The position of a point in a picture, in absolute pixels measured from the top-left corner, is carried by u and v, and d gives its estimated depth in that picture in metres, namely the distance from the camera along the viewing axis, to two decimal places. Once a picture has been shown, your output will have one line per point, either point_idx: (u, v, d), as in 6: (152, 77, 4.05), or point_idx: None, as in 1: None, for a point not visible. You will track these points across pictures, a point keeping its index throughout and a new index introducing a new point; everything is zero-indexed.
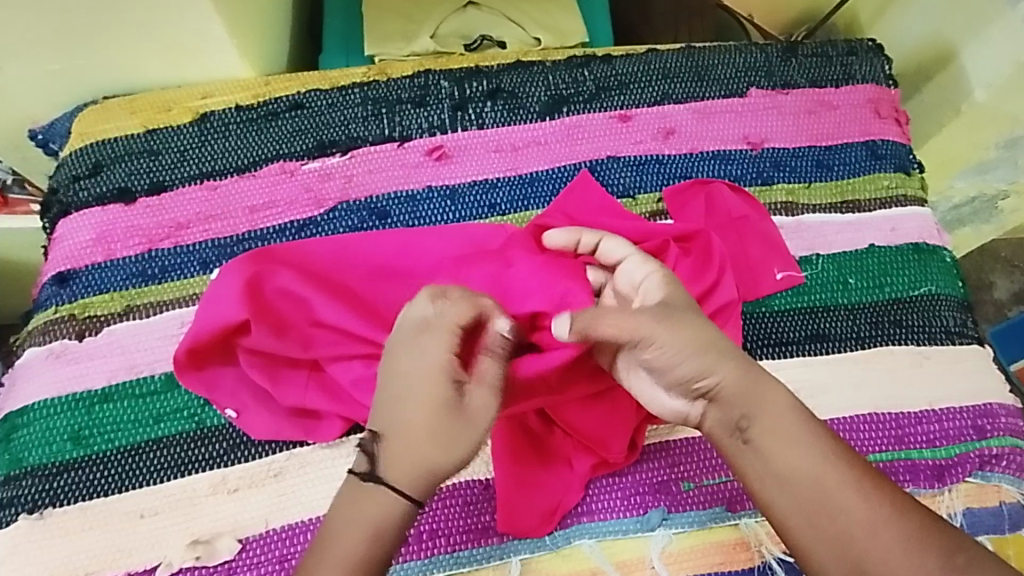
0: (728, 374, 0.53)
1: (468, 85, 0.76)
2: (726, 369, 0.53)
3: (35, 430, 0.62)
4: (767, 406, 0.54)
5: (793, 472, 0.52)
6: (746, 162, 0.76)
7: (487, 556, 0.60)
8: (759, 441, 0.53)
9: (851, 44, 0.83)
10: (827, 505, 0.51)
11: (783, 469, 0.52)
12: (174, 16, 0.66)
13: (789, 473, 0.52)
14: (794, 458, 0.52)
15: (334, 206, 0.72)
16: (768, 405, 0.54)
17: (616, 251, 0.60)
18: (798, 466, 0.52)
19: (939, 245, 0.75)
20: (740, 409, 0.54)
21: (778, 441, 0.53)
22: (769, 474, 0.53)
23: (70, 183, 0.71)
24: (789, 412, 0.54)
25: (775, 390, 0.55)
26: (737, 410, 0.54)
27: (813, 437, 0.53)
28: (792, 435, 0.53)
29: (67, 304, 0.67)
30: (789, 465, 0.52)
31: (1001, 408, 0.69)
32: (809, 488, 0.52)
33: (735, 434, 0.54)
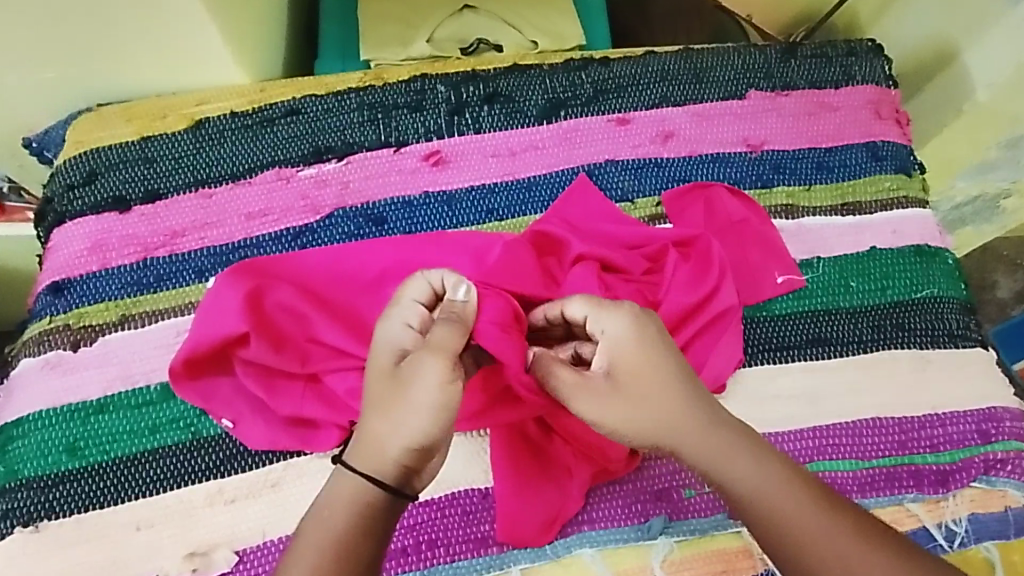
0: (685, 444, 0.52)
1: (464, 90, 0.76)
2: (683, 438, 0.52)
3: (30, 441, 0.62)
4: (727, 461, 0.51)
5: (771, 536, 0.50)
6: (746, 164, 0.76)
7: (487, 565, 0.59)
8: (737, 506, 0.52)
9: (851, 45, 0.82)
10: (815, 569, 0.49)
11: (764, 535, 0.51)
12: (168, 22, 0.65)
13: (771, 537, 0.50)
14: (772, 522, 0.50)
15: (330, 213, 0.71)
16: (735, 473, 0.51)
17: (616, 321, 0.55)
18: (777, 531, 0.50)
19: (941, 247, 0.74)
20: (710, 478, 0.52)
21: (751, 508, 0.51)
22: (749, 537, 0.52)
23: (64, 192, 0.70)
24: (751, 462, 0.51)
25: (742, 452, 0.52)
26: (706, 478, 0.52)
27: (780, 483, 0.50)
28: (766, 495, 0.51)
29: (62, 314, 0.66)
30: (768, 530, 0.50)
31: (1005, 412, 0.68)
32: (792, 550, 0.50)
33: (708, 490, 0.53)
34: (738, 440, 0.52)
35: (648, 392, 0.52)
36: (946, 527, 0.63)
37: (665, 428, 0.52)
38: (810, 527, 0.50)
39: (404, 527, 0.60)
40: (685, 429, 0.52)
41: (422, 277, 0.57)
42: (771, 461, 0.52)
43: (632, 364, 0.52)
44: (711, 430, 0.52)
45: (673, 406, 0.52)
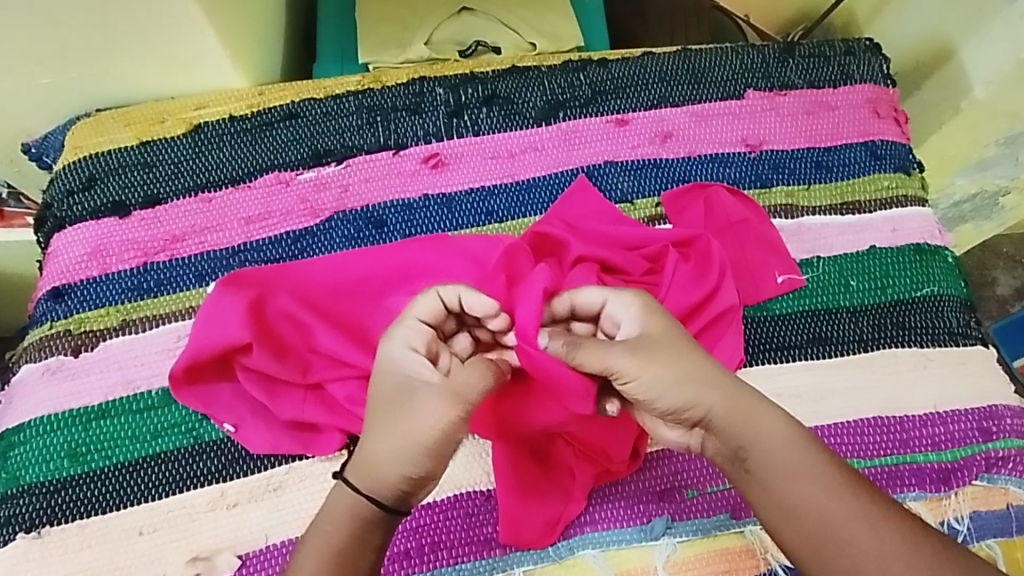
0: (716, 403, 0.52)
1: (463, 92, 0.76)
2: (714, 396, 0.52)
3: (31, 448, 0.62)
4: (757, 430, 0.52)
5: (794, 494, 0.51)
6: (745, 164, 0.76)
7: (490, 567, 0.59)
8: (758, 469, 0.52)
9: (849, 44, 0.82)
10: (823, 537, 0.51)
11: (786, 494, 0.51)
12: (166, 27, 0.65)
13: (792, 496, 0.51)
14: (795, 480, 0.51)
15: (330, 216, 0.71)
16: (764, 432, 0.52)
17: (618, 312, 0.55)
18: (798, 488, 0.51)
19: (940, 245, 0.75)
20: (737, 439, 0.52)
21: (777, 469, 0.52)
22: (765, 501, 0.52)
23: (64, 197, 0.70)
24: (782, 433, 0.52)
25: (768, 412, 0.53)
26: (731, 439, 0.52)
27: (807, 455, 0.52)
28: (790, 455, 0.52)
29: (62, 319, 0.66)
30: (791, 489, 0.51)
31: (1006, 410, 0.68)
32: (812, 507, 0.51)
33: (735, 463, 0.53)
34: (763, 401, 0.53)
35: (682, 351, 0.53)
36: (948, 525, 0.63)
37: (698, 385, 0.52)
38: (830, 485, 0.51)
39: (407, 530, 0.60)
40: (720, 395, 0.52)
41: (433, 293, 0.55)
42: (793, 422, 0.53)
43: (664, 328, 0.54)
44: (738, 391, 0.53)
45: (705, 375, 0.52)
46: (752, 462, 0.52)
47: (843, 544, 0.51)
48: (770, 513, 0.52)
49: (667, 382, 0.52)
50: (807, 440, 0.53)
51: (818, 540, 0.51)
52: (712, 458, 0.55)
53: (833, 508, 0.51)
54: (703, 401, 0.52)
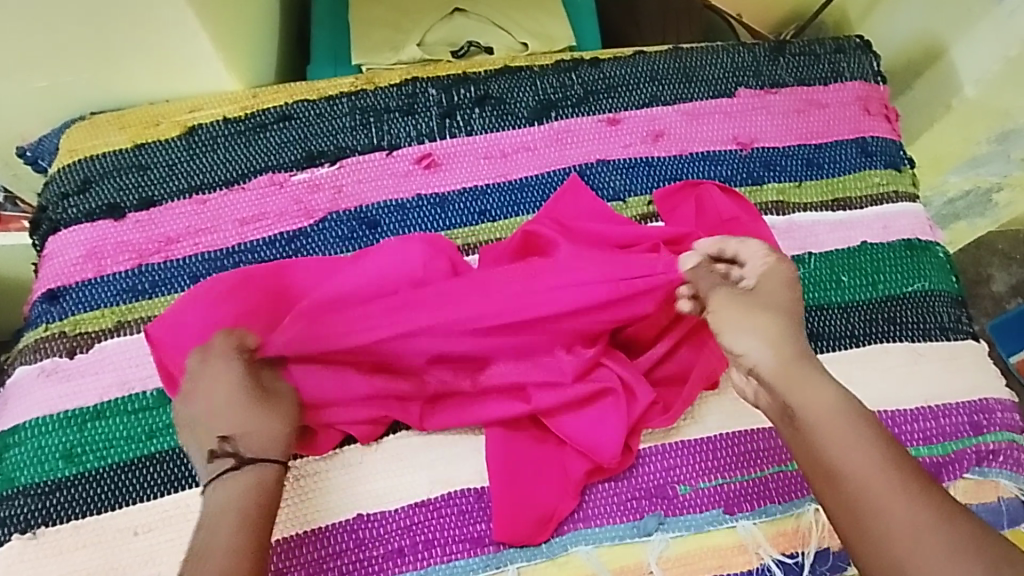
0: (769, 361, 0.56)
1: (456, 93, 0.76)
2: (772, 353, 0.56)
3: (27, 449, 0.62)
4: (809, 393, 0.55)
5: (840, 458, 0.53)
6: (736, 162, 0.76)
7: (483, 565, 0.60)
8: (810, 427, 0.54)
9: (839, 42, 0.83)
10: (870, 510, 0.51)
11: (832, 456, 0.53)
12: (160, 31, 0.66)
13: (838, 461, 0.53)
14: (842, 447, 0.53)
15: (323, 217, 0.72)
16: (815, 396, 0.55)
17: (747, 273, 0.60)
18: (844, 455, 0.53)
19: (931, 241, 0.75)
20: (790, 396, 0.55)
21: (825, 432, 0.53)
22: (811, 459, 0.54)
23: (59, 200, 0.71)
24: (837, 403, 0.55)
25: (825, 381, 0.56)
26: (783, 398, 0.55)
27: (858, 428, 0.53)
28: (840, 422, 0.54)
29: (57, 321, 0.66)
30: (837, 453, 0.53)
31: (997, 404, 0.68)
32: (856, 474, 0.52)
33: (786, 419, 0.55)
34: (821, 370, 0.56)
35: (765, 309, 0.57)
36: None
37: (762, 342, 0.56)
38: (876, 457, 0.53)
39: (400, 529, 0.60)
40: (773, 354, 0.56)
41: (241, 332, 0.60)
42: (848, 397, 0.55)
43: (767, 287, 0.59)
44: (799, 358, 0.56)
45: (766, 334, 0.56)
46: (802, 421, 0.54)
47: (883, 517, 0.51)
48: (814, 471, 0.54)
49: (743, 327, 0.56)
50: (858, 416, 0.54)
51: (856, 508, 0.52)
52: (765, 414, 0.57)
53: (876, 482, 0.52)
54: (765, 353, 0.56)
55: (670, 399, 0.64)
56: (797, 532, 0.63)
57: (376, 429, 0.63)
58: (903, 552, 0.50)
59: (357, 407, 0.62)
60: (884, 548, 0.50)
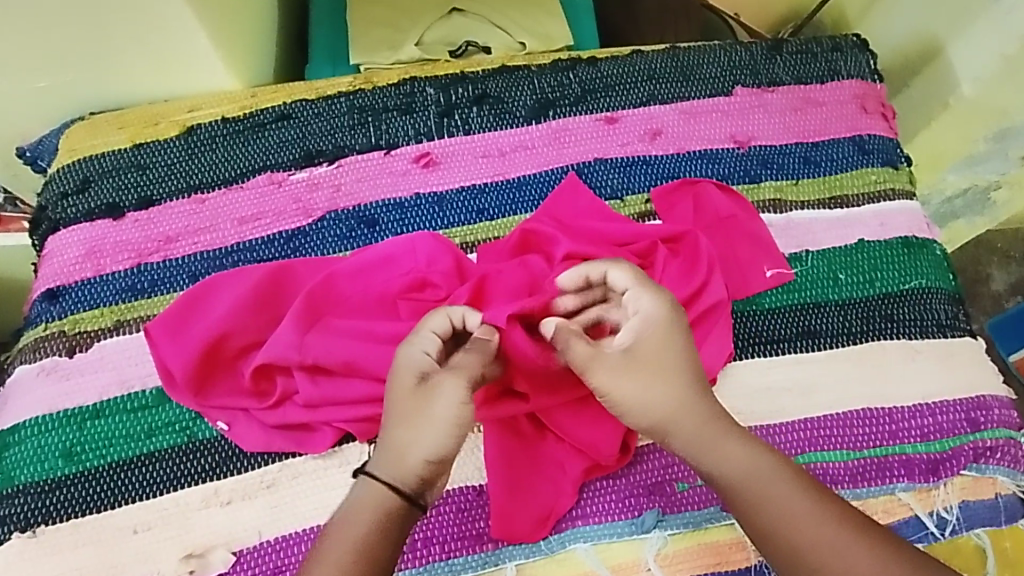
0: (679, 424, 0.55)
1: (454, 92, 0.76)
2: (683, 417, 0.55)
3: (27, 447, 0.62)
4: (723, 450, 0.55)
5: (767, 513, 0.53)
6: (734, 161, 0.76)
7: (482, 562, 0.60)
8: (732, 488, 0.54)
9: (836, 41, 0.83)
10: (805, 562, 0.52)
11: (759, 513, 0.53)
12: (158, 31, 0.66)
13: (766, 517, 0.53)
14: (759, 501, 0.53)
15: (322, 216, 0.72)
16: (729, 457, 0.55)
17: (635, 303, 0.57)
18: (772, 509, 0.53)
19: (928, 238, 0.75)
20: (706, 458, 0.55)
21: (742, 490, 0.54)
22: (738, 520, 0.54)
23: (58, 200, 0.71)
24: (751, 453, 0.55)
25: (739, 437, 0.56)
26: (697, 459, 0.55)
27: (776, 478, 0.54)
28: (760, 478, 0.54)
29: (57, 320, 0.67)
30: (763, 510, 0.53)
31: (994, 400, 0.68)
32: (785, 524, 0.53)
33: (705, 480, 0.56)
34: (733, 430, 0.56)
35: (665, 371, 0.55)
36: (936, 515, 0.64)
37: (668, 408, 0.55)
38: (802, 503, 0.53)
39: None
40: (684, 416, 0.55)
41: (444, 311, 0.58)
42: (762, 449, 0.55)
43: (655, 339, 0.56)
44: (709, 417, 0.56)
45: (670, 397, 0.55)
46: (725, 482, 0.54)
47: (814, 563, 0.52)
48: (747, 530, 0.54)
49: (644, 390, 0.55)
50: (775, 465, 0.54)
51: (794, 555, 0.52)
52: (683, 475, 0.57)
53: (806, 529, 0.52)
54: (674, 416, 0.55)
55: None
56: None
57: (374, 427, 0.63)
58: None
59: (357, 404, 0.62)
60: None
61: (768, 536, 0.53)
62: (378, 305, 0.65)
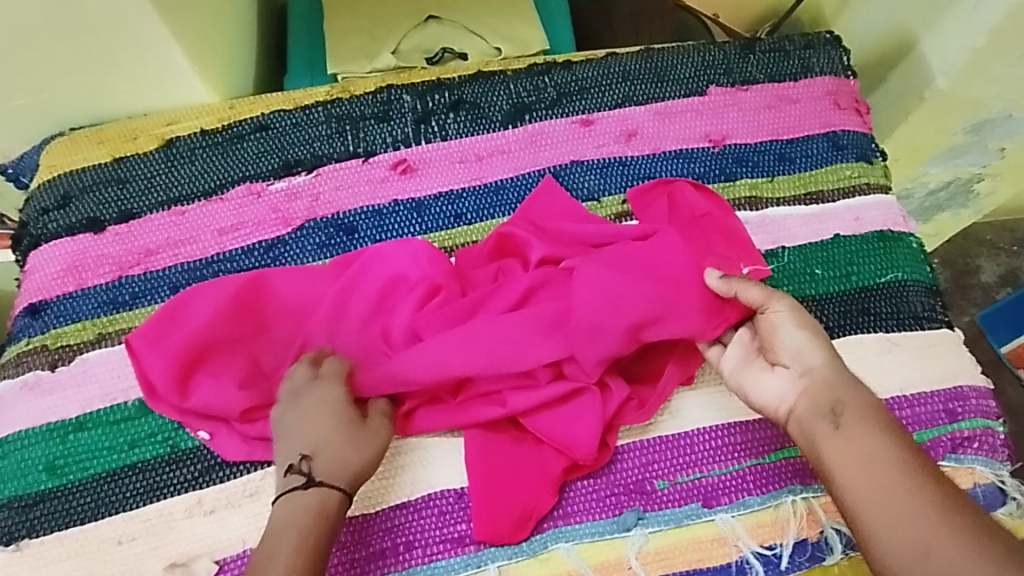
0: (827, 361, 0.59)
1: (430, 98, 0.77)
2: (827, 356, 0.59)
3: (10, 461, 0.63)
4: (857, 397, 0.57)
5: (889, 486, 0.53)
6: (709, 159, 0.77)
7: (464, 564, 0.60)
8: (850, 426, 0.56)
9: (808, 38, 0.84)
10: (896, 508, 0.52)
11: (868, 459, 0.54)
12: (131, 47, 0.67)
13: (878, 489, 0.53)
14: (876, 440, 0.55)
15: (301, 224, 0.72)
16: (881, 434, 0.55)
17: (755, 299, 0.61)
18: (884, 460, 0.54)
19: (904, 231, 0.76)
20: (835, 396, 0.57)
21: (866, 428, 0.56)
22: (836, 454, 0.56)
23: (40, 216, 0.72)
24: (878, 413, 0.57)
25: (866, 393, 0.58)
26: (829, 394, 0.58)
27: (897, 437, 0.55)
28: (879, 430, 0.56)
29: (39, 334, 0.67)
30: (877, 476, 0.53)
31: (971, 390, 0.69)
32: (884, 480, 0.53)
33: (828, 417, 0.57)
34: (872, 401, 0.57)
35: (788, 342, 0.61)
36: None
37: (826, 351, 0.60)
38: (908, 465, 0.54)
39: (382, 530, 0.61)
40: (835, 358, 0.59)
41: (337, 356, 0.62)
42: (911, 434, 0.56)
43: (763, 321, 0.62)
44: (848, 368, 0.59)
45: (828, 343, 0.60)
46: (845, 420, 0.56)
47: (897, 517, 0.51)
48: (837, 466, 0.55)
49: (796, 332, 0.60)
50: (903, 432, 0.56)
51: (874, 516, 0.52)
52: (800, 412, 0.59)
53: (900, 478, 0.53)
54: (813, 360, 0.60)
55: (645, 395, 0.64)
56: (777, 523, 0.63)
57: None
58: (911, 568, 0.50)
59: None
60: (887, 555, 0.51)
61: (871, 468, 0.54)
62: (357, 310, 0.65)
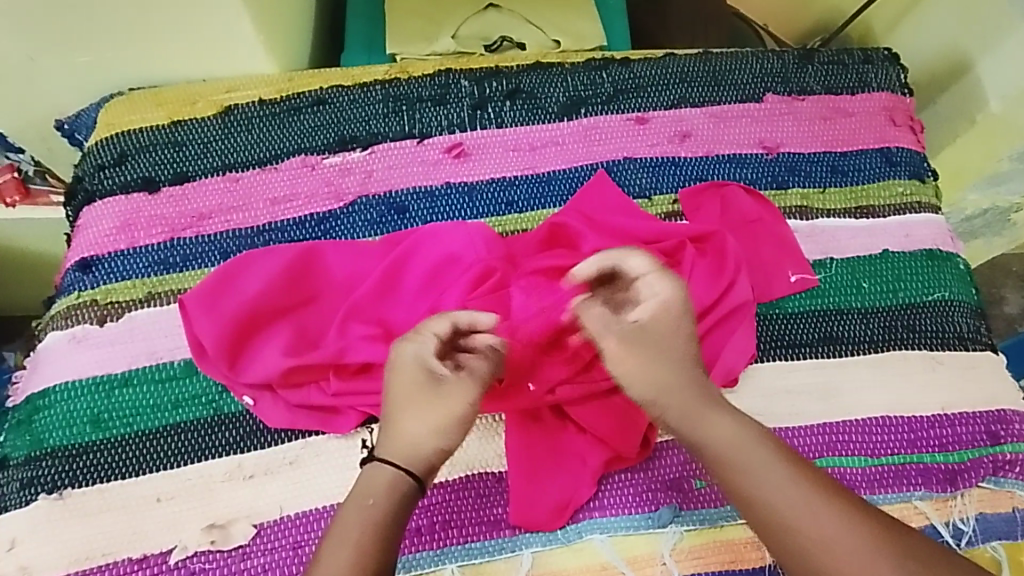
0: (655, 379, 0.58)
1: (488, 85, 0.78)
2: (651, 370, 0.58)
3: (56, 411, 0.63)
4: (694, 411, 0.57)
5: (790, 510, 0.53)
6: (762, 166, 0.77)
7: (499, 548, 0.60)
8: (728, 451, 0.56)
9: (866, 53, 0.84)
10: (800, 531, 0.53)
11: (772, 456, 0.55)
12: (198, 12, 0.68)
13: (785, 513, 0.53)
14: (771, 463, 0.55)
15: (354, 200, 0.73)
16: (709, 435, 0.56)
17: (638, 267, 0.61)
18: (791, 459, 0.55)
19: (952, 252, 0.76)
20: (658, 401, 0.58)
21: (754, 450, 0.55)
22: (727, 436, 0.56)
23: (96, 172, 0.72)
24: (734, 426, 0.57)
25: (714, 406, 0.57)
26: (722, 421, 0.57)
27: (761, 449, 0.55)
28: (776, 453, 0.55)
29: (89, 289, 0.68)
30: (777, 498, 0.54)
31: (1014, 415, 0.69)
32: (760, 476, 0.54)
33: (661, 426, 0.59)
34: (715, 402, 0.58)
35: (664, 355, 0.58)
36: (953, 525, 0.64)
37: (660, 382, 0.57)
38: (795, 486, 0.54)
39: (420, 507, 0.61)
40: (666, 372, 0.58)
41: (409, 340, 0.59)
42: (748, 430, 0.57)
43: (665, 322, 0.59)
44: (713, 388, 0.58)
45: (658, 364, 0.58)
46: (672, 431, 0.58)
47: (807, 540, 0.52)
48: (730, 454, 0.56)
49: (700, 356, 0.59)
50: (750, 443, 0.56)
51: (757, 509, 0.54)
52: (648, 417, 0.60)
53: (804, 500, 0.53)
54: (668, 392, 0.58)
55: None
56: None
57: None
58: (811, 555, 0.52)
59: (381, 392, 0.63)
60: (778, 540, 0.53)
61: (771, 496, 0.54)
62: (408, 289, 0.66)
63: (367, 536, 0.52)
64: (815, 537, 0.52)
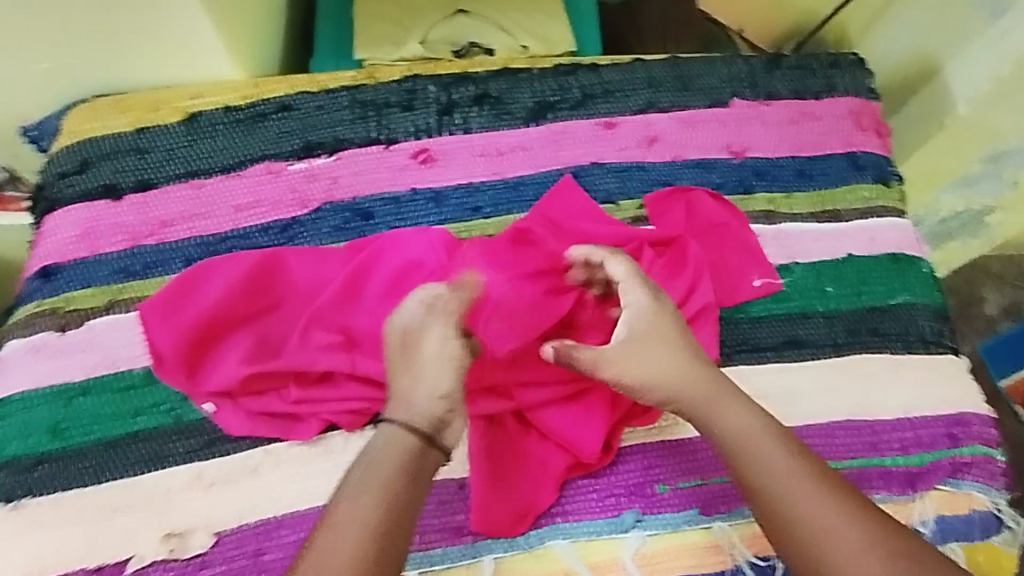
0: (665, 367, 0.58)
1: (456, 90, 0.78)
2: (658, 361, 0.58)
3: (14, 421, 0.63)
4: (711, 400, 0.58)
5: (800, 506, 0.53)
6: (728, 170, 0.77)
7: (459, 554, 0.60)
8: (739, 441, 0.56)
9: (834, 57, 0.85)
10: (810, 526, 0.52)
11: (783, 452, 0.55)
12: (158, 16, 0.67)
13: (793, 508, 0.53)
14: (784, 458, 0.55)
15: (319, 206, 0.73)
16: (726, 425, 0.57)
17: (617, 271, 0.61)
18: (802, 454, 0.56)
19: (917, 255, 0.76)
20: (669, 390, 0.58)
21: (768, 442, 0.56)
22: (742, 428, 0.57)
23: (58, 179, 0.72)
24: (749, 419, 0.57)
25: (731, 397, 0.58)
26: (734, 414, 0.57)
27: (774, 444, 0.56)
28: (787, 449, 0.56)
29: (50, 297, 0.67)
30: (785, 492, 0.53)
31: (975, 417, 0.69)
32: (764, 458, 0.55)
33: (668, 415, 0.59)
34: (734, 395, 0.59)
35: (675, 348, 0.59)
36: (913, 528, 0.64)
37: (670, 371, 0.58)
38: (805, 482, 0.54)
39: None
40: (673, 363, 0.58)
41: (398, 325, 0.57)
42: (766, 424, 0.57)
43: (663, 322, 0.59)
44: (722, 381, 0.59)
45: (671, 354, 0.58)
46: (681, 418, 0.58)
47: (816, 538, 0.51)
48: (744, 443, 0.56)
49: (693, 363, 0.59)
50: (766, 435, 0.56)
51: (767, 497, 0.54)
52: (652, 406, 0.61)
53: (812, 497, 0.53)
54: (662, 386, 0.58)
55: None
56: None
57: (359, 419, 0.63)
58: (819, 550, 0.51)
59: (341, 399, 0.63)
60: (775, 523, 0.53)
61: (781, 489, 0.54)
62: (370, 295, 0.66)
63: (364, 533, 0.49)
64: (822, 531, 0.52)
